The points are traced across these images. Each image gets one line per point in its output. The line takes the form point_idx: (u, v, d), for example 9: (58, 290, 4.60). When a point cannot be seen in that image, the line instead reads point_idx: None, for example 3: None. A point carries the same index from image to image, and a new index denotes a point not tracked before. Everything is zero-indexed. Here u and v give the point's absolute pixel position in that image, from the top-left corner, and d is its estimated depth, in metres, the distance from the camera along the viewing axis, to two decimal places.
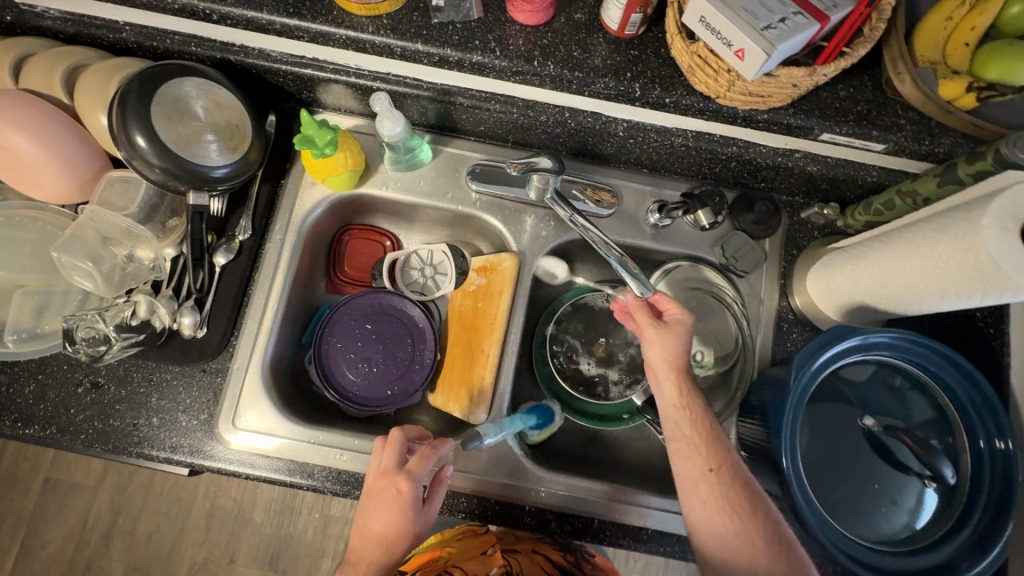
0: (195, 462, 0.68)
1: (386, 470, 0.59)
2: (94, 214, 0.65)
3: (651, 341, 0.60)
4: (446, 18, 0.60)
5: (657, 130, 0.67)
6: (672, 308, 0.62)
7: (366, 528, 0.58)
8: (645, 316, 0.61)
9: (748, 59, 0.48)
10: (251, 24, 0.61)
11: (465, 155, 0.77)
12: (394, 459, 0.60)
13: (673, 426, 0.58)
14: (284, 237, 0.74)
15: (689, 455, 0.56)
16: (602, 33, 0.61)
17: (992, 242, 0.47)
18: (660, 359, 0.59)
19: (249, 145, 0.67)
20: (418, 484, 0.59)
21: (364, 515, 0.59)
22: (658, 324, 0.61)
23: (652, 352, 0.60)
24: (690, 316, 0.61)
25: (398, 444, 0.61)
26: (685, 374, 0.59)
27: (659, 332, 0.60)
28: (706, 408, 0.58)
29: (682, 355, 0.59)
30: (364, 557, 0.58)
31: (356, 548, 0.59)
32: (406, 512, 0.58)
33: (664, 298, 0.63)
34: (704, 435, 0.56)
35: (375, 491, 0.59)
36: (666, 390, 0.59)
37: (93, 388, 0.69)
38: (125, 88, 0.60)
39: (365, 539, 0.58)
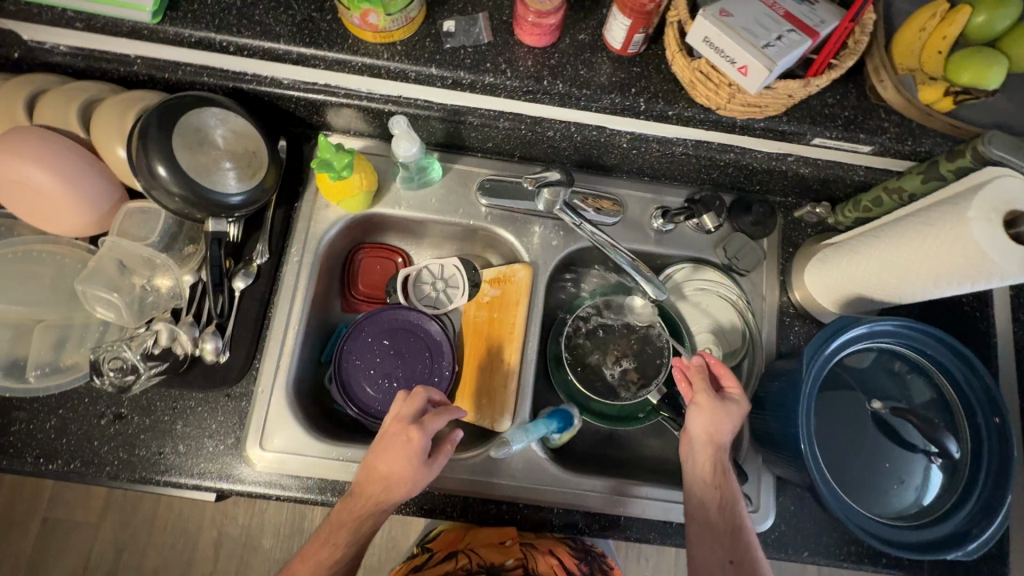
0: (224, 487, 0.69)
1: (401, 419, 0.61)
2: (114, 245, 0.66)
3: (704, 411, 0.63)
4: (457, 43, 0.63)
5: (659, 141, 0.71)
6: (729, 386, 0.65)
7: (369, 467, 0.60)
8: (704, 384, 0.64)
9: (751, 75, 0.51)
10: (267, 54, 0.63)
11: (474, 171, 0.80)
12: (413, 409, 0.62)
13: (700, 501, 0.62)
14: (301, 258, 0.75)
15: (712, 540, 0.60)
16: (606, 52, 0.64)
17: (979, 232, 0.51)
18: (708, 431, 0.62)
19: (265, 171, 0.68)
20: (428, 437, 0.60)
21: (371, 455, 0.60)
22: (715, 395, 0.64)
23: (699, 424, 0.63)
24: (745, 401, 0.64)
25: (420, 397, 0.63)
26: (722, 455, 0.63)
27: (714, 407, 0.63)
28: (737, 502, 0.62)
29: (725, 435, 0.62)
30: (364, 490, 0.60)
31: (357, 485, 0.60)
32: (412, 461, 0.59)
33: (725, 371, 0.66)
34: (729, 524, 0.60)
35: (387, 434, 0.61)
36: (701, 463, 0.62)
37: (116, 419, 0.69)
38: (145, 121, 0.61)
39: (367, 476, 0.60)
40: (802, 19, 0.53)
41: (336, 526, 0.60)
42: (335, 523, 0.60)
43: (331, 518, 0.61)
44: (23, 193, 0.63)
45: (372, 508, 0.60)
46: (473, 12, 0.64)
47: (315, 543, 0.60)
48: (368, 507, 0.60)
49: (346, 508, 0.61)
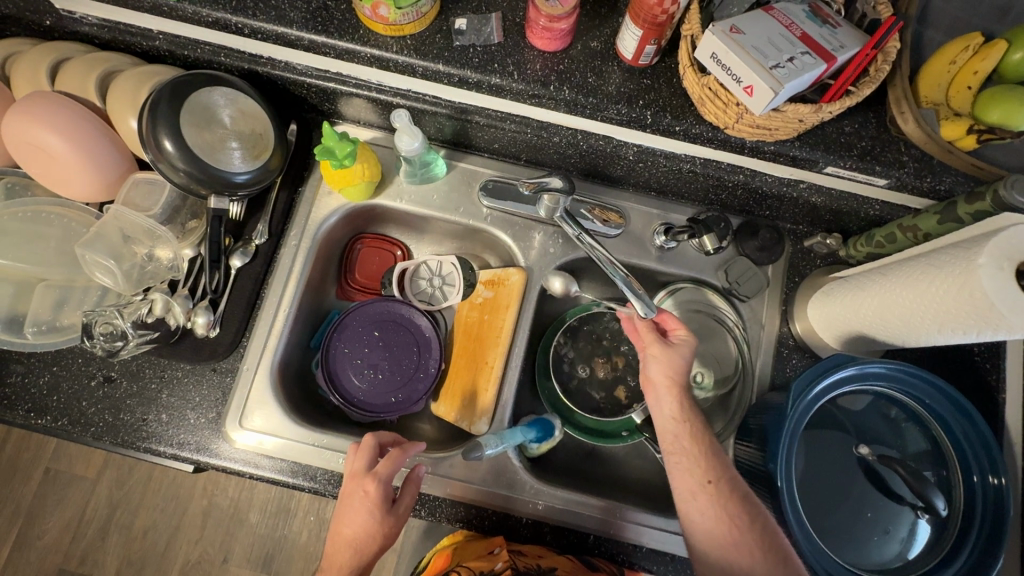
0: (201, 459, 0.70)
1: (357, 471, 0.61)
2: (117, 214, 0.67)
3: (659, 359, 0.63)
4: (467, 42, 0.63)
5: (666, 155, 0.69)
6: (676, 329, 0.65)
7: (339, 531, 0.60)
8: (651, 332, 0.65)
9: (756, 95, 0.49)
10: (280, 39, 0.64)
11: (478, 170, 0.79)
12: (365, 462, 0.62)
13: (671, 439, 0.60)
14: (299, 242, 0.76)
15: (688, 468, 0.58)
16: (617, 62, 0.63)
17: (987, 281, 0.48)
18: (664, 375, 0.62)
19: (271, 153, 0.69)
20: (384, 484, 0.60)
21: (338, 518, 0.60)
22: (666, 341, 0.64)
23: (659, 372, 0.62)
24: (691, 336, 0.64)
25: (370, 444, 0.63)
26: (685, 392, 0.62)
27: (665, 350, 0.63)
28: (705, 426, 0.60)
29: (683, 371, 0.62)
30: (338, 558, 0.59)
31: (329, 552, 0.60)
32: (374, 513, 0.59)
33: (668, 315, 0.66)
34: (702, 448, 0.58)
35: (347, 493, 0.61)
36: (665, 406, 0.61)
37: (106, 382, 0.71)
38: (157, 95, 0.62)
39: (338, 542, 0.59)
40: (819, 42, 0.51)
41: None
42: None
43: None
44: (37, 156, 0.65)
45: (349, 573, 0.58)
46: (487, 11, 0.63)
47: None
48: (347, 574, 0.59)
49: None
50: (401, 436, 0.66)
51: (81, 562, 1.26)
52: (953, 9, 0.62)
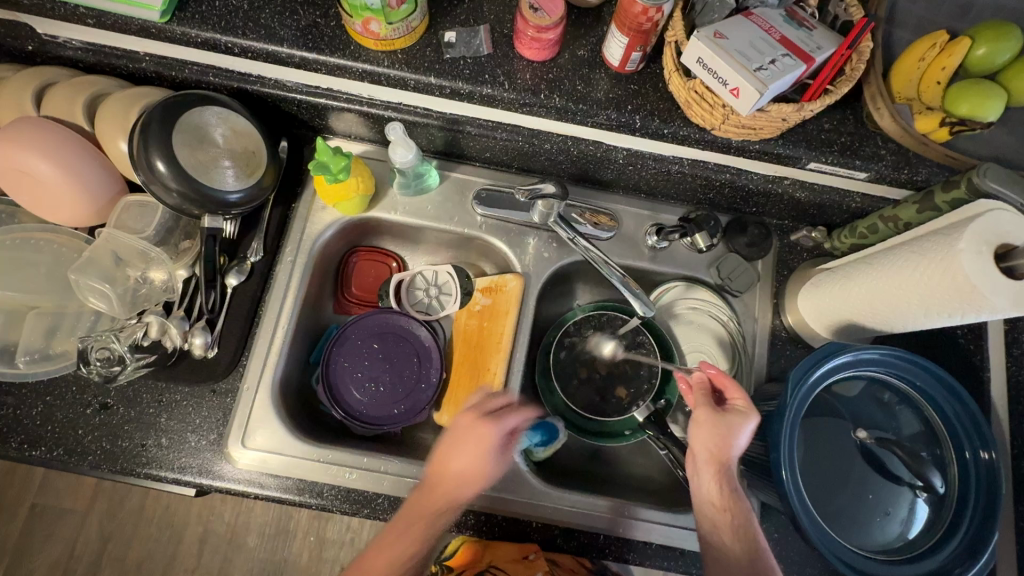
0: (203, 482, 0.69)
1: (458, 425, 0.63)
2: (110, 237, 0.67)
3: (704, 428, 0.59)
4: (457, 54, 0.64)
5: (655, 158, 0.71)
6: (735, 400, 0.61)
7: (443, 479, 0.60)
8: (701, 400, 0.61)
9: (742, 97, 0.51)
10: (271, 57, 0.64)
11: (471, 180, 0.80)
12: (485, 408, 0.65)
13: (710, 526, 0.58)
14: (294, 258, 0.76)
15: (731, 571, 0.56)
16: (604, 69, 0.65)
17: (969, 264, 0.51)
18: (708, 449, 0.59)
19: (264, 171, 0.70)
20: (506, 428, 0.63)
21: (436, 468, 0.61)
22: (716, 411, 0.60)
23: (700, 443, 0.60)
24: (752, 416, 0.60)
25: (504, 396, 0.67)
26: (728, 475, 0.59)
27: (716, 424, 0.59)
28: (749, 520, 0.58)
29: (732, 453, 0.59)
30: (422, 509, 0.59)
31: (413, 506, 0.60)
32: (490, 454, 0.61)
33: (728, 382, 0.62)
34: (745, 549, 0.57)
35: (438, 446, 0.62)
36: (705, 484, 0.59)
37: (102, 409, 0.69)
38: (148, 116, 0.62)
39: (434, 492, 0.60)
40: (798, 45, 0.53)
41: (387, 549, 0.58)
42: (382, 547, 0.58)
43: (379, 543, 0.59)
44: (24, 182, 0.64)
45: (432, 525, 0.58)
46: (475, 24, 0.65)
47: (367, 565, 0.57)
48: (430, 525, 0.58)
49: (398, 531, 0.59)
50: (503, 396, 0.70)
51: None
52: (919, 9, 0.65)
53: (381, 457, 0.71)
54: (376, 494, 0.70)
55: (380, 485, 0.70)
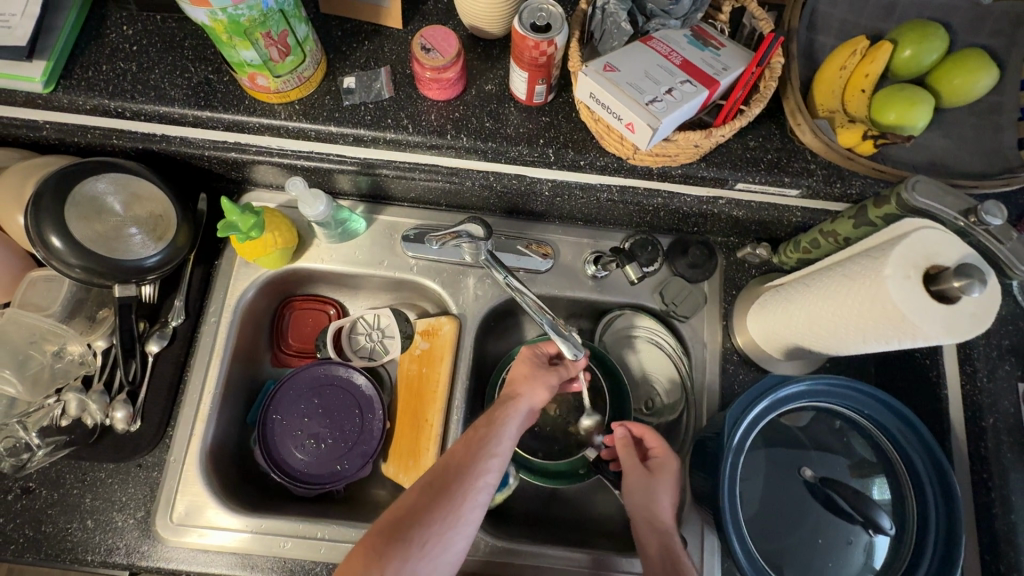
0: (133, 564, 0.65)
1: (519, 375, 0.66)
2: (14, 317, 0.64)
3: (635, 491, 0.64)
4: (357, 100, 0.61)
5: (581, 187, 0.67)
6: (656, 453, 0.67)
7: (482, 446, 0.58)
8: (627, 454, 0.67)
9: (638, 132, 0.48)
10: (165, 118, 0.61)
11: (400, 222, 0.77)
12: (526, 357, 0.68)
13: None
14: (217, 317, 0.73)
15: None
16: (513, 103, 0.62)
17: (896, 291, 0.47)
18: (642, 511, 0.63)
19: (175, 231, 0.66)
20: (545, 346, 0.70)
21: (478, 437, 0.59)
22: (642, 469, 0.65)
23: (638, 508, 0.64)
24: (672, 463, 0.64)
25: (532, 351, 0.69)
26: (667, 537, 0.61)
27: (641, 482, 0.64)
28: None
29: (662, 514, 0.63)
30: (453, 469, 0.56)
31: (440, 476, 0.56)
32: (536, 361, 0.67)
33: (646, 431, 0.68)
34: None
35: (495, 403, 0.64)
36: (650, 554, 0.61)
37: (23, 493, 0.66)
38: (40, 188, 0.60)
39: (470, 458, 0.57)
40: (699, 69, 0.50)
41: (420, 521, 0.52)
42: (412, 517, 0.52)
43: (402, 513, 0.53)
44: None
45: (478, 491, 0.56)
46: (375, 66, 0.62)
47: (398, 539, 0.51)
48: (476, 492, 0.55)
49: (433, 501, 0.54)
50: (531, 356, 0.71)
51: None
52: (841, 12, 0.61)
53: (320, 522, 0.68)
54: (314, 562, 0.67)
55: (317, 553, 0.67)
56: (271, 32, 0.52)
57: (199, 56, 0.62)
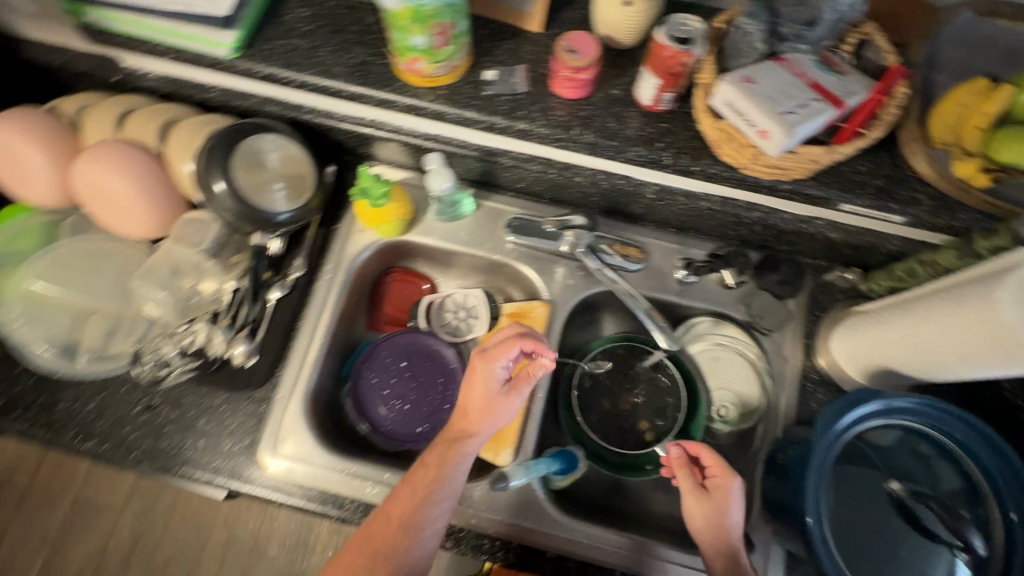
0: (234, 485, 0.72)
1: (472, 410, 0.67)
2: (171, 250, 0.73)
3: (697, 514, 0.65)
4: (496, 91, 0.67)
5: (684, 194, 0.72)
6: (713, 471, 0.66)
7: (424, 505, 0.63)
8: (687, 475, 0.66)
9: (771, 138, 0.53)
10: (325, 90, 0.70)
11: (505, 210, 0.83)
12: (483, 378, 0.67)
13: None
14: (332, 273, 0.80)
15: None
16: (636, 107, 0.67)
17: (1009, 315, 0.50)
18: (706, 534, 0.64)
19: (310, 193, 0.74)
20: (495, 365, 0.67)
21: (416, 496, 0.63)
22: (702, 492, 0.65)
23: (701, 530, 0.65)
24: (730, 484, 0.64)
25: (489, 368, 0.67)
26: (733, 556, 0.63)
27: (702, 503, 0.65)
28: None
29: (728, 533, 0.64)
30: (401, 520, 0.62)
31: (380, 537, 0.62)
32: (489, 387, 0.67)
33: (703, 450, 0.67)
34: None
35: (447, 438, 0.67)
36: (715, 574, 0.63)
37: (148, 408, 0.74)
38: (213, 140, 0.69)
39: (410, 519, 0.62)
40: (829, 89, 0.55)
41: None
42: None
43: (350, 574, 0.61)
44: (100, 196, 0.70)
45: (421, 545, 0.62)
46: (514, 63, 0.68)
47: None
48: (421, 537, 0.62)
49: (376, 565, 0.61)
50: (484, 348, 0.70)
51: None
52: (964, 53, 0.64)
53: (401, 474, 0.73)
54: None
55: None
56: (442, 22, 0.58)
57: (361, 40, 0.70)
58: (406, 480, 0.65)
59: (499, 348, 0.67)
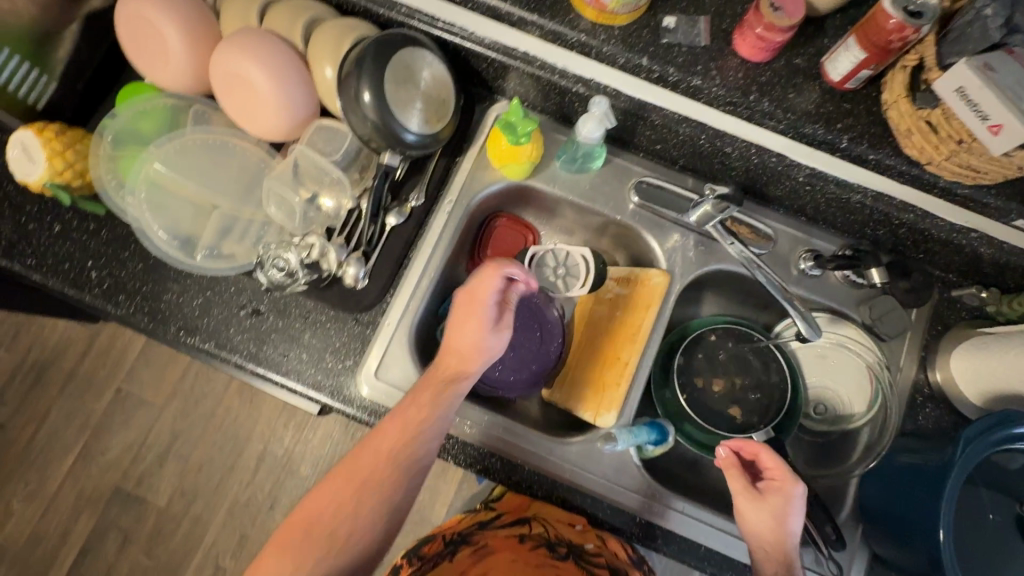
0: (333, 402, 0.72)
1: (462, 353, 0.66)
2: (301, 153, 0.70)
3: (748, 516, 0.65)
4: (674, 40, 0.63)
5: (839, 183, 0.67)
6: (770, 474, 0.66)
7: (411, 446, 0.62)
8: (738, 475, 0.67)
9: (1004, 135, 0.51)
10: (491, 12, 0.66)
11: (633, 168, 0.79)
12: (467, 309, 0.67)
13: None
14: (453, 205, 0.77)
15: None
16: (819, 82, 0.63)
17: None
18: (760, 538, 0.64)
19: (443, 125, 0.70)
20: (489, 306, 0.67)
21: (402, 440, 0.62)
22: (755, 493, 0.65)
23: (754, 533, 0.64)
24: (792, 490, 0.64)
25: (474, 293, 0.67)
26: (787, 562, 0.62)
27: (754, 505, 0.65)
28: None
29: (786, 540, 0.63)
30: (383, 466, 0.62)
31: (371, 467, 0.62)
32: (481, 327, 0.66)
33: (759, 451, 0.67)
34: None
35: (435, 378, 0.65)
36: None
37: (253, 313, 0.73)
38: (362, 53, 0.65)
39: (393, 459, 0.62)
40: None
41: (350, 514, 0.60)
42: (333, 515, 0.60)
43: (341, 499, 0.61)
44: (240, 89, 0.68)
45: (410, 476, 0.62)
46: (696, 13, 0.64)
47: (334, 527, 0.59)
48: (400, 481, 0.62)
49: (367, 491, 0.61)
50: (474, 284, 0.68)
51: (138, 482, 1.43)
52: None
53: (499, 418, 0.72)
54: (490, 453, 0.72)
55: (498, 444, 0.72)
56: None
57: None
58: (393, 413, 0.64)
59: (483, 284, 0.67)
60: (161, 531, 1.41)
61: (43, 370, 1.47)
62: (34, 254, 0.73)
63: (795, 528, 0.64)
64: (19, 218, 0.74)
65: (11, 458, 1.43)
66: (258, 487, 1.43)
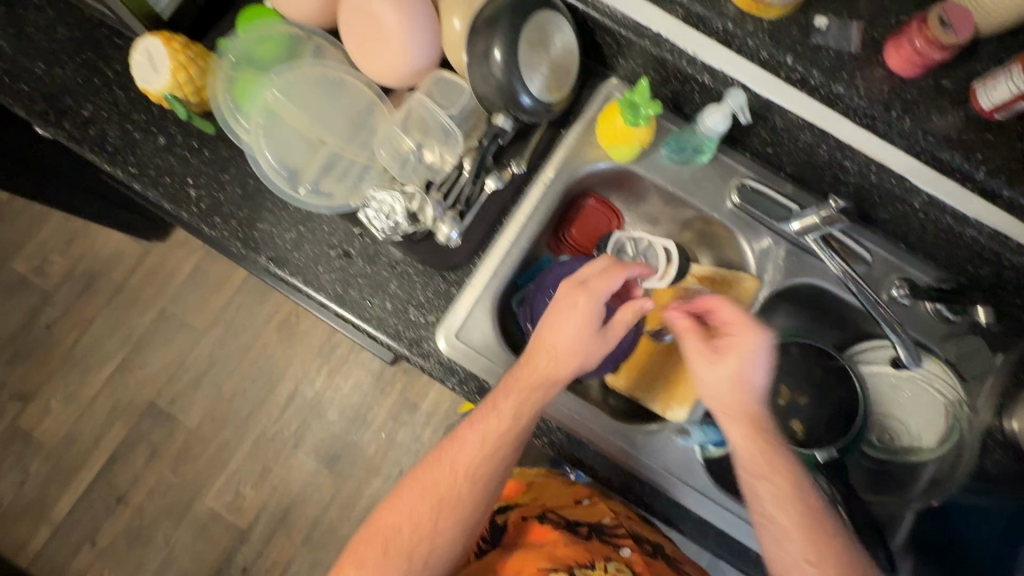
0: (411, 354, 0.73)
1: (561, 353, 0.64)
2: (419, 102, 0.70)
3: (713, 379, 0.63)
4: (824, 41, 0.62)
5: (954, 217, 0.66)
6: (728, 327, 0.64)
7: (495, 455, 0.64)
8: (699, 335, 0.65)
9: None
10: None
11: (737, 167, 0.78)
12: (573, 302, 0.64)
13: (756, 484, 0.60)
14: (553, 177, 0.76)
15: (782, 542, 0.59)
16: (963, 108, 0.61)
17: None
18: (728, 400, 0.62)
19: (560, 96, 0.69)
20: (597, 305, 0.64)
21: (486, 446, 0.64)
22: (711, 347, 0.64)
23: (726, 397, 0.62)
24: (747, 342, 0.62)
25: (578, 293, 0.64)
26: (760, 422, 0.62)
27: (709, 361, 0.63)
28: (832, 525, 0.60)
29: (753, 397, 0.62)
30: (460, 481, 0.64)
31: (449, 480, 0.64)
32: (588, 325, 0.64)
33: (719, 305, 0.64)
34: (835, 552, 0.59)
35: (530, 377, 0.64)
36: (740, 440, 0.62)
37: (344, 256, 0.73)
38: (498, 11, 0.64)
39: (479, 464, 0.64)
40: None
41: (428, 532, 0.64)
42: (418, 532, 0.64)
43: (419, 511, 0.64)
44: (366, 27, 0.67)
45: (483, 496, 0.65)
46: (849, 18, 0.62)
47: (413, 545, 0.63)
48: (477, 493, 0.64)
49: (459, 494, 0.64)
50: (577, 278, 0.66)
51: (172, 401, 1.46)
52: None
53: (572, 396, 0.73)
54: (557, 427, 0.73)
55: (567, 421, 0.72)
56: None
57: None
58: (473, 423, 0.65)
59: (601, 283, 0.64)
60: (188, 451, 1.45)
61: (93, 279, 1.49)
62: (137, 162, 0.73)
63: (758, 381, 0.63)
64: (127, 124, 0.74)
65: (54, 358, 1.47)
66: (284, 424, 1.46)
